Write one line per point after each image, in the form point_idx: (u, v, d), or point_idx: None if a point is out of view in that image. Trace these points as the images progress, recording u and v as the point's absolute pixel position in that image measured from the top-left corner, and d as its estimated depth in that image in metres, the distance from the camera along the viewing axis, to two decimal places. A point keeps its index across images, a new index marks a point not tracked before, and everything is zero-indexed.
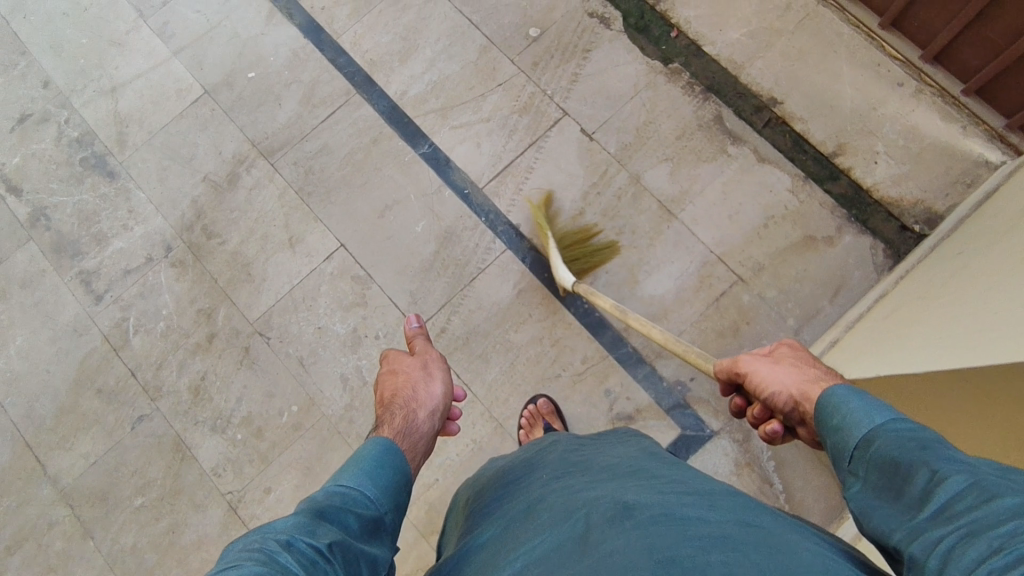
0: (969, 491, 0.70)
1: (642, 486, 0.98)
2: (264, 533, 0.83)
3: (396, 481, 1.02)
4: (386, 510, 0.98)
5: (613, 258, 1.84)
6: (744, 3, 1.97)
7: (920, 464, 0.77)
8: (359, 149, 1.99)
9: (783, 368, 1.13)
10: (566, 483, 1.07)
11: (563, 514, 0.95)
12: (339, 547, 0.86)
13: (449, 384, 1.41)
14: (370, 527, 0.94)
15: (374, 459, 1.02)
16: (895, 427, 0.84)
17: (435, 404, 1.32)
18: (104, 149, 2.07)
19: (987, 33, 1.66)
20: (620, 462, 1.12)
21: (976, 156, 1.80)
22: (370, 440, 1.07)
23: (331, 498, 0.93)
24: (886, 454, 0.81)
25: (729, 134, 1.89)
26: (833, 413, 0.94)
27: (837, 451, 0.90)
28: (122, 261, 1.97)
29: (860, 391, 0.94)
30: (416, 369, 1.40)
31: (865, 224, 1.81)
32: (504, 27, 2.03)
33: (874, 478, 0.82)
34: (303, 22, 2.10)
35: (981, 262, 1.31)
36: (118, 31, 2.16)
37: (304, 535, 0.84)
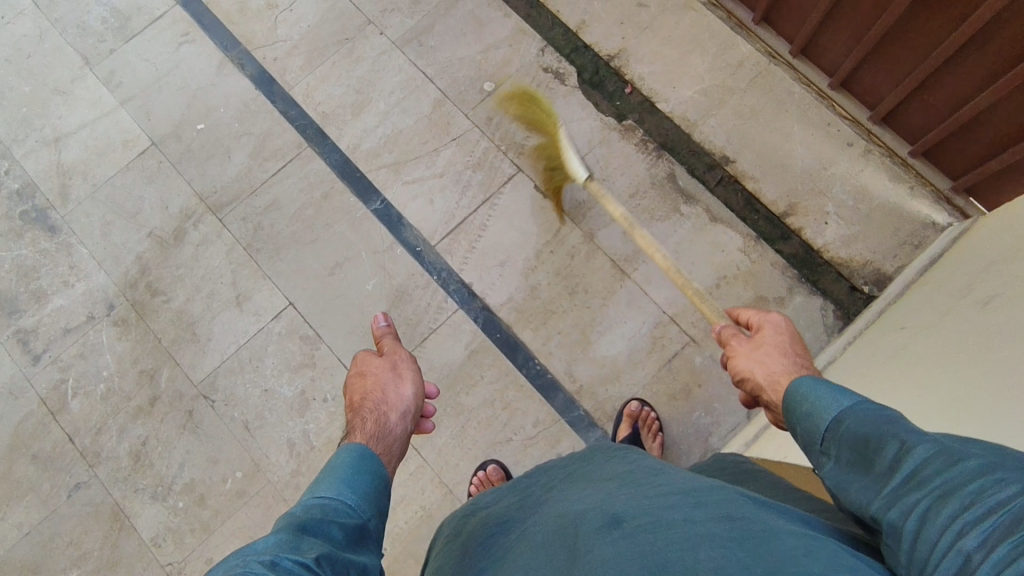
0: (936, 456, 0.69)
1: (626, 491, 0.92)
2: (244, 556, 0.76)
3: (376, 486, 0.98)
4: (369, 516, 0.93)
5: (566, 317, 1.83)
6: (697, 61, 1.98)
7: (888, 435, 0.76)
8: (310, 204, 1.95)
9: (758, 355, 1.13)
10: (564, 499, 1.00)
11: (562, 533, 0.88)
12: (327, 558, 0.80)
13: (422, 384, 1.34)
14: (355, 534, 0.89)
15: (350, 467, 0.97)
16: (862, 408, 0.84)
17: (407, 406, 1.26)
18: (46, 202, 2.00)
19: (931, 100, 1.67)
20: (607, 471, 1.05)
21: (924, 218, 1.81)
22: (344, 449, 1.03)
23: (310, 511, 0.87)
24: (858, 432, 0.80)
25: (681, 192, 1.89)
26: (803, 402, 0.93)
27: (812, 437, 0.89)
28: (61, 320, 1.91)
29: (826, 381, 0.94)
30: (386, 372, 1.34)
31: (816, 284, 1.82)
32: (458, 81, 2.01)
33: (846, 455, 0.81)
34: (255, 73, 2.07)
35: (923, 343, 1.30)
36: (62, 79, 2.10)
37: (288, 552, 0.77)
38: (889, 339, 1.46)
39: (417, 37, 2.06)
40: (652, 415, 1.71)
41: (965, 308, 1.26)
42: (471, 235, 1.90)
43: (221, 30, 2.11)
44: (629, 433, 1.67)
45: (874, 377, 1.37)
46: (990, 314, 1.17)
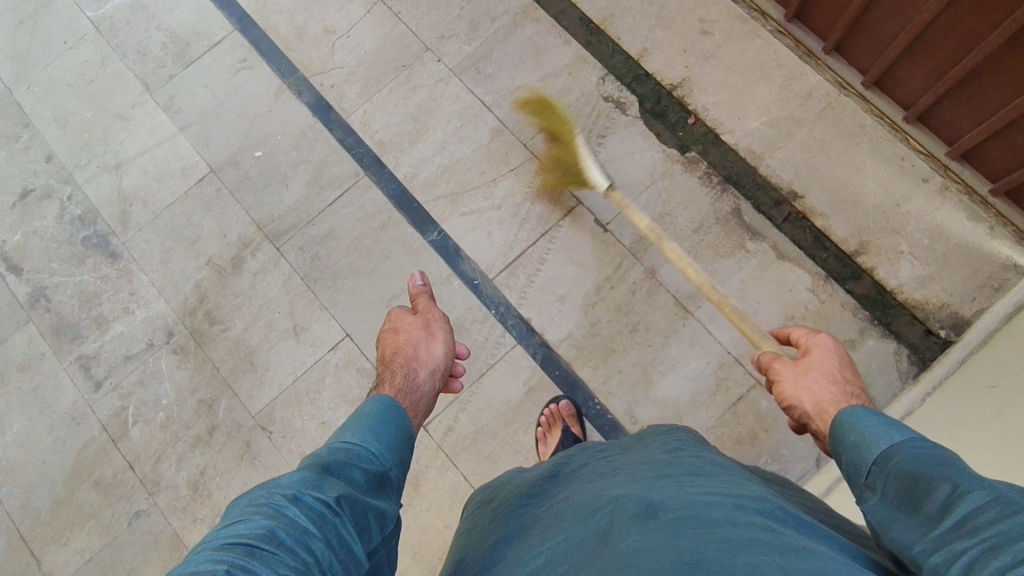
0: (991, 505, 0.68)
1: (666, 484, 0.90)
2: (271, 489, 0.82)
3: (398, 437, 1.03)
4: (390, 465, 0.98)
5: (627, 356, 1.79)
6: (764, 90, 1.92)
7: (941, 477, 0.75)
8: (367, 234, 1.94)
9: (806, 381, 1.10)
10: (598, 483, 1.00)
11: (588, 512, 0.88)
12: (346, 501, 0.85)
13: (452, 345, 1.41)
14: (376, 481, 0.94)
15: (376, 416, 1.03)
16: (914, 445, 0.83)
17: (436, 364, 1.33)
18: (107, 228, 2.03)
19: (1019, 140, 1.60)
20: (647, 463, 1.01)
21: (1004, 260, 1.73)
22: (372, 400, 1.08)
23: (335, 454, 0.93)
24: (906, 468, 0.80)
25: (747, 229, 1.84)
26: (852, 431, 0.93)
27: (855, 467, 0.89)
28: (122, 346, 1.93)
29: (879, 414, 0.94)
30: (418, 329, 1.41)
31: (889, 327, 1.75)
32: (516, 109, 1.98)
33: (892, 491, 0.80)
34: (313, 100, 2.06)
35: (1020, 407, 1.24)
36: (123, 104, 2.12)
37: (311, 489, 0.83)
38: (977, 398, 1.40)
39: (474, 65, 2.03)
40: None
41: None
42: (530, 268, 1.87)
43: (279, 56, 2.10)
44: None
45: (965, 439, 1.32)
46: None
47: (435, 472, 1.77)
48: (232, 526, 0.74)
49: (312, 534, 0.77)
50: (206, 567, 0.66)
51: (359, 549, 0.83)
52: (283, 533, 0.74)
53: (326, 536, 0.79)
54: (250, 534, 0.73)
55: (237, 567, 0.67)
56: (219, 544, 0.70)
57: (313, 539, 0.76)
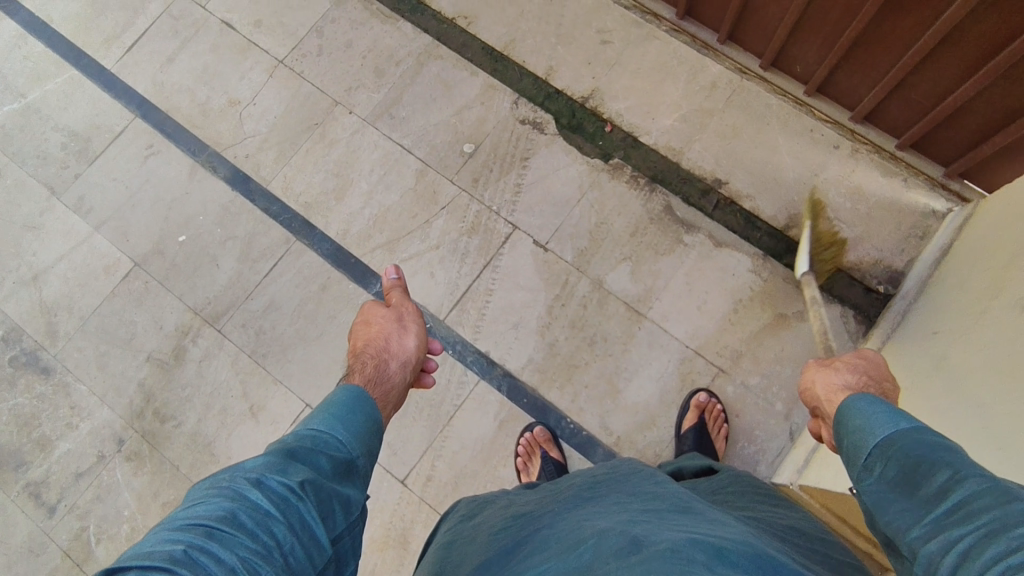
0: (987, 491, 0.71)
1: (650, 520, 0.87)
2: (233, 472, 0.85)
3: (368, 425, 1.04)
4: (358, 453, 0.99)
5: (591, 370, 1.79)
6: (671, 88, 1.97)
7: (942, 464, 0.78)
8: (309, 298, 1.89)
9: (826, 371, 1.11)
10: (581, 513, 0.98)
11: (573, 545, 0.87)
12: (311, 486, 0.88)
13: (424, 337, 1.42)
14: (343, 468, 0.95)
15: (344, 405, 1.03)
16: (915, 431, 0.85)
17: (408, 356, 1.34)
18: (35, 344, 1.92)
19: (912, 96, 1.68)
20: (635, 499, 0.98)
21: (923, 208, 1.80)
22: (340, 389, 1.08)
23: (301, 441, 0.94)
24: (907, 453, 0.83)
25: (681, 223, 1.87)
26: (851, 414, 0.95)
27: (853, 450, 0.91)
28: (72, 464, 1.83)
29: (880, 399, 0.95)
30: (390, 321, 1.42)
31: (831, 292, 1.81)
32: (437, 147, 1.98)
33: (891, 475, 0.83)
34: (229, 174, 2.01)
35: (963, 350, 1.28)
36: (30, 213, 2.03)
37: (275, 474, 0.86)
38: (923, 347, 1.44)
39: (387, 110, 2.02)
40: (719, 406, 1.70)
41: (1000, 313, 1.24)
42: (479, 302, 1.86)
43: (186, 135, 2.06)
44: (695, 423, 1.67)
45: (919, 390, 1.35)
46: None
47: (422, 526, 1.72)
48: (196, 508, 0.77)
49: (274, 518, 0.80)
50: (165, 547, 0.70)
51: (323, 534, 0.85)
52: (244, 517, 0.78)
53: (288, 519, 0.81)
54: (210, 517, 0.76)
55: (196, 548, 0.71)
56: (179, 524, 0.75)
57: (274, 523, 0.79)
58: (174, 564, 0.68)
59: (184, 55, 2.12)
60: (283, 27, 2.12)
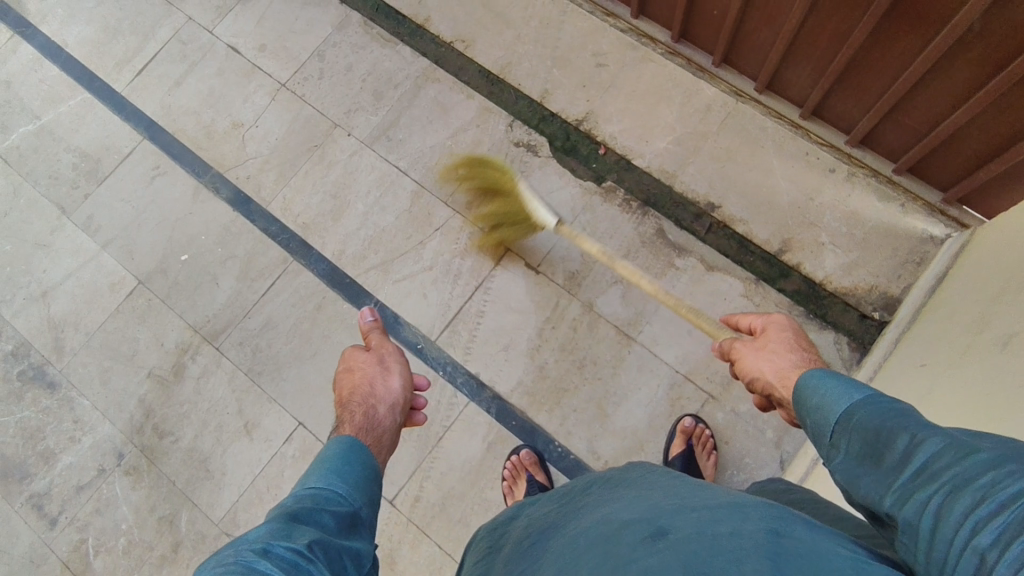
0: (946, 449, 0.68)
1: (670, 502, 0.87)
2: (237, 547, 0.84)
3: (365, 475, 1.08)
4: (360, 504, 1.03)
5: (579, 393, 1.80)
6: (666, 111, 1.97)
7: (898, 429, 0.75)
8: (305, 318, 1.93)
9: (761, 355, 1.14)
10: (597, 507, 0.97)
11: (603, 540, 0.84)
12: (319, 545, 0.88)
13: (409, 376, 1.41)
14: (347, 522, 0.98)
15: (339, 457, 1.07)
16: (873, 400, 0.83)
17: (395, 399, 1.33)
18: (42, 358, 1.99)
19: (906, 121, 1.65)
20: (650, 485, 0.97)
21: (921, 234, 1.77)
22: (334, 441, 1.12)
23: (302, 502, 0.97)
24: (868, 424, 0.80)
25: (673, 246, 1.87)
26: (811, 395, 0.93)
27: (820, 428, 0.89)
28: (74, 477, 1.88)
29: (835, 372, 0.94)
30: (372, 365, 1.40)
31: (825, 318, 1.78)
32: (432, 169, 2.01)
33: (856, 447, 0.80)
34: (231, 194, 2.06)
35: (952, 378, 1.26)
36: (42, 232, 2.10)
37: (280, 539, 0.86)
38: (911, 379, 1.41)
39: (385, 133, 2.06)
40: (706, 431, 1.69)
41: (984, 348, 1.22)
42: (470, 323, 1.88)
43: (191, 157, 2.11)
44: (682, 450, 1.66)
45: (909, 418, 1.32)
46: (1013, 355, 1.13)
47: (409, 547, 1.74)
48: None
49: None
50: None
51: None
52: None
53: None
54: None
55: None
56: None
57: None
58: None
59: (190, 79, 2.18)
60: (286, 51, 2.17)
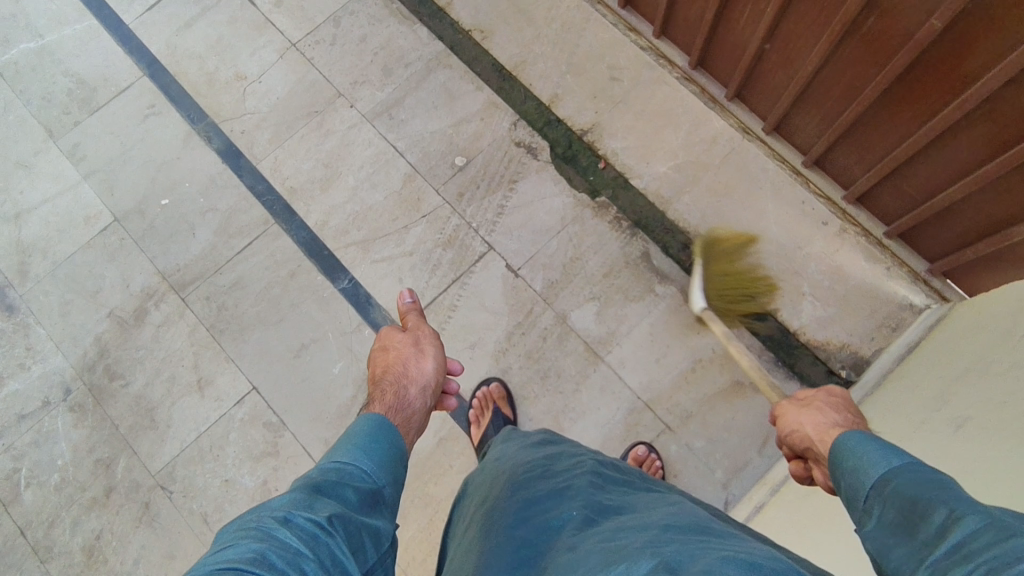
0: (986, 530, 0.64)
1: (679, 540, 0.75)
2: (260, 511, 0.79)
3: (392, 455, 1.02)
4: (383, 484, 0.97)
5: (538, 403, 1.78)
6: (671, 136, 1.96)
7: (939, 503, 0.72)
8: (276, 283, 1.90)
9: (807, 412, 1.14)
10: (592, 528, 0.87)
11: (602, 562, 0.74)
12: (339, 519, 0.83)
13: (444, 361, 1.37)
14: (369, 499, 0.92)
15: (368, 434, 1.01)
16: (911, 469, 0.81)
17: (427, 381, 1.30)
18: (4, 280, 1.95)
19: (905, 187, 1.64)
20: (654, 516, 0.86)
21: (900, 300, 1.77)
22: (362, 418, 1.07)
23: (326, 475, 0.91)
24: (905, 492, 0.78)
25: (656, 272, 1.86)
26: (849, 456, 0.92)
27: (854, 492, 0.87)
28: (16, 405, 1.85)
29: (875, 437, 0.93)
30: (408, 346, 1.36)
31: (792, 368, 1.79)
32: (429, 155, 1.98)
33: (891, 514, 0.78)
34: (222, 146, 2.03)
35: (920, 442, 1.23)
36: (25, 152, 2.06)
37: (302, 510, 0.80)
38: None
39: (387, 110, 2.03)
40: (656, 461, 1.68)
41: (938, 426, 1.22)
42: (441, 316, 1.86)
43: (189, 102, 2.07)
44: None
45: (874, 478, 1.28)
46: (962, 440, 1.12)
47: None
48: (220, 553, 0.69)
49: (304, 555, 0.73)
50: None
51: (353, 565, 0.80)
52: (273, 556, 0.70)
53: (318, 557, 0.75)
54: (238, 559, 0.67)
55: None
56: (205, 571, 0.64)
57: (305, 560, 0.72)
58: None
59: (201, 23, 2.14)
60: (302, 12, 2.13)
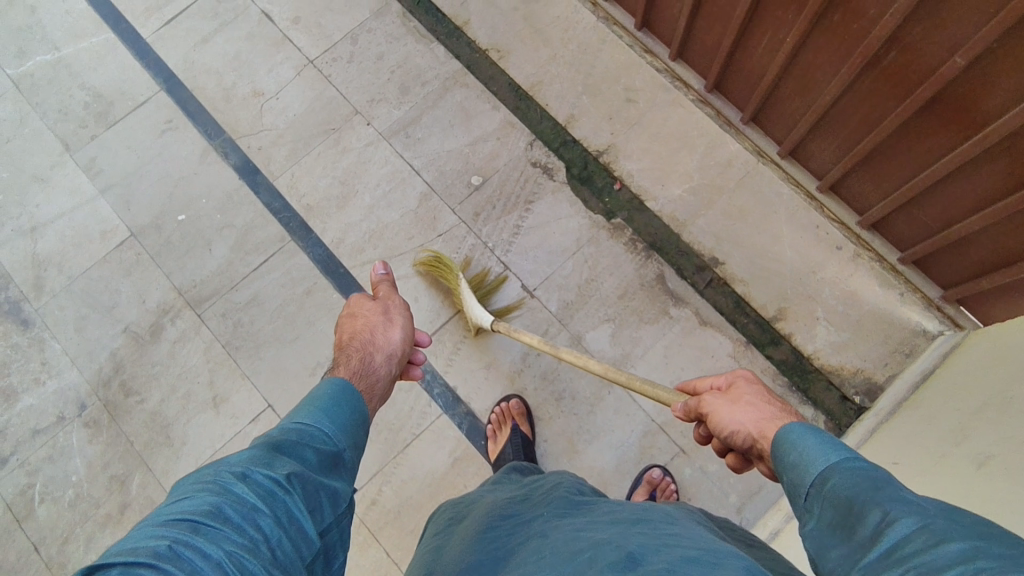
0: (919, 535, 0.66)
1: (643, 532, 0.87)
2: (218, 467, 0.83)
3: (353, 419, 1.03)
4: (343, 446, 0.98)
5: (552, 424, 1.79)
6: (686, 158, 1.96)
7: (873, 507, 0.72)
8: (292, 300, 1.90)
9: (734, 406, 1.03)
10: (571, 521, 0.98)
11: (572, 551, 0.86)
12: (298, 477, 0.86)
13: (411, 330, 1.40)
14: (329, 461, 0.95)
15: (331, 398, 1.03)
16: (849, 465, 0.79)
17: (394, 349, 1.32)
18: (20, 294, 1.95)
19: (921, 215, 1.65)
20: (624, 510, 0.97)
21: (914, 326, 1.78)
22: (328, 381, 1.08)
23: (286, 434, 0.93)
24: (842, 491, 0.77)
25: (671, 295, 1.87)
26: (788, 449, 0.88)
27: (794, 486, 0.85)
28: (31, 420, 1.85)
29: (816, 428, 0.88)
30: (376, 315, 1.39)
31: (806, 392, 1.80)
32: (445, 174, 1.99)
33: (828, 514, 0.77)
34: (239, 162, 2.03)
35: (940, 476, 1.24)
36: (42, 165, 2.06)
37: (260, 467, 0.84)
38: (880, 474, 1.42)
39: (404, 128, 2.04)
40: (672, 484, 1.69)
41: (959, 461, 1.22)
42: (456, 335, 1.87)
43: (206, 117, 2.08)
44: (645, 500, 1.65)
45: None
46: (985, 477, 1.13)
47: (356, 549, 1.73)
48: (178, 505, 0.75)
49: (259, 510, 0.78)
50: (146, 543, 0.67)
51: (310, 525, 0.84)
52: (228, 511, 0.76)
53: (274, 513, 0.80)
54: (193, 511, 0.74)
55: (179, 543, 0.69)
56: (161, 521, 0.72)
57: (260, 516, 0.78)
58: (155, 562, 0.65)
59: (218, 38, 2.15)
60: (320, 29, 2.14)
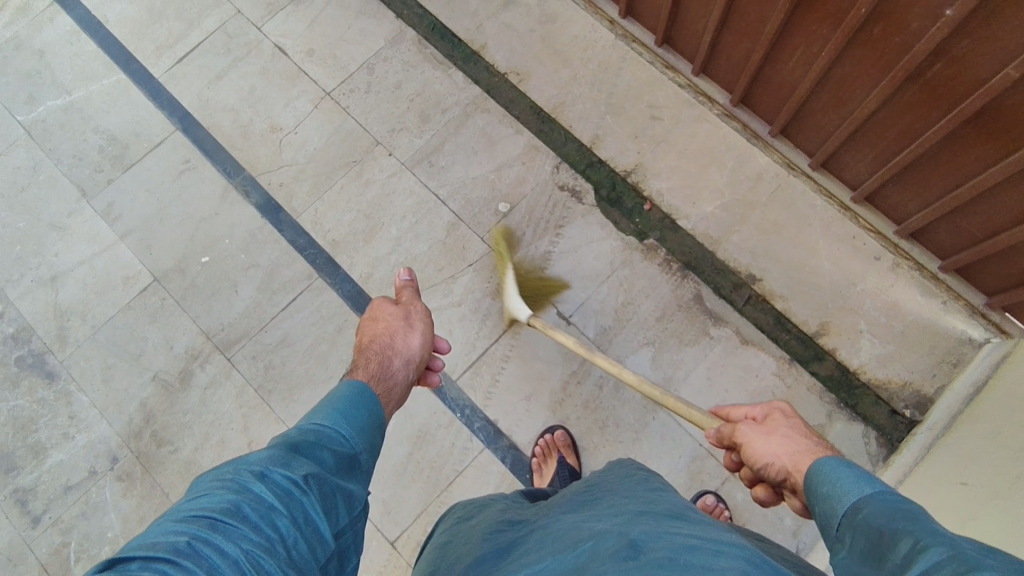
0: (948, 562, 0.62)
1: (648, 522, 0.83)
2: (237, 465, 0.80)
3: (370, 422, 0.99)
4: (360, 449, 0.94)
5: (598, 454, 1.75)
6: (716, 174, 1.94)
7: (904, 534, 0.69)
8: (324, 339, 1.86)
9: (770, 437, 1.02)
10: (575, 515, 0.94)
11: (573, 542, 0.83)
12: (315, 479, 0.82)
13: (430, 337, 1.36)
14: (345, 463, 0.90)
15: (349, 400, 0.99)
16: (885, 498, 0.78)
17: (412, 354, 1.28)
18: (44, 347, 1.91)
19: (964, 224, 1.62)
20: (630, 500, 0.94)
21: (959, 335, 1.75)
22: (346, 383, 1.04)
23: (304, 434, 0.89)
24: (875, 522, 0.75)
25: (710, 315, 1.83)
26: (821, 481, 0.87)
27: (826, 520, 0.83)
28: (62, 476, 1.80)
29: (849, 463, 0.88)
30: (397, 319, 1.34)
31: (855, 409, 1.76)
32: (472, 202, 1.96)
33: (859, 546, 0.74)
34: (261, 201, 1.99)
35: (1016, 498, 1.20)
36: (59, 213, 2.02)
37: (279, 466, 0.81)
38: (947, 496, 1.39)
39: (427, 157, 2.00)
40: (725, 511, 1.65)
41: None
42: (494, 367, 1.83)
43: (224, 155, 2.04)
44: None
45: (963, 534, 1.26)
46: None
47: None
48: (198, 500, 0.72)
49: (278, 510, 0.75)
50: (167, 537, 0.65)
51: (326, 529, 0.80)
52: (248, 509, 0.73)
53: (292, 513, 0.77)
54: (213, 508, 0.71)
55: (198, 539, 0.66)
56: (183, 515, 0.69)
57: (279, 516, 0.74)
58: (179, 555, 0.63)
59: (232, 74, 2.11)
60: (335, 60, 2.11)
